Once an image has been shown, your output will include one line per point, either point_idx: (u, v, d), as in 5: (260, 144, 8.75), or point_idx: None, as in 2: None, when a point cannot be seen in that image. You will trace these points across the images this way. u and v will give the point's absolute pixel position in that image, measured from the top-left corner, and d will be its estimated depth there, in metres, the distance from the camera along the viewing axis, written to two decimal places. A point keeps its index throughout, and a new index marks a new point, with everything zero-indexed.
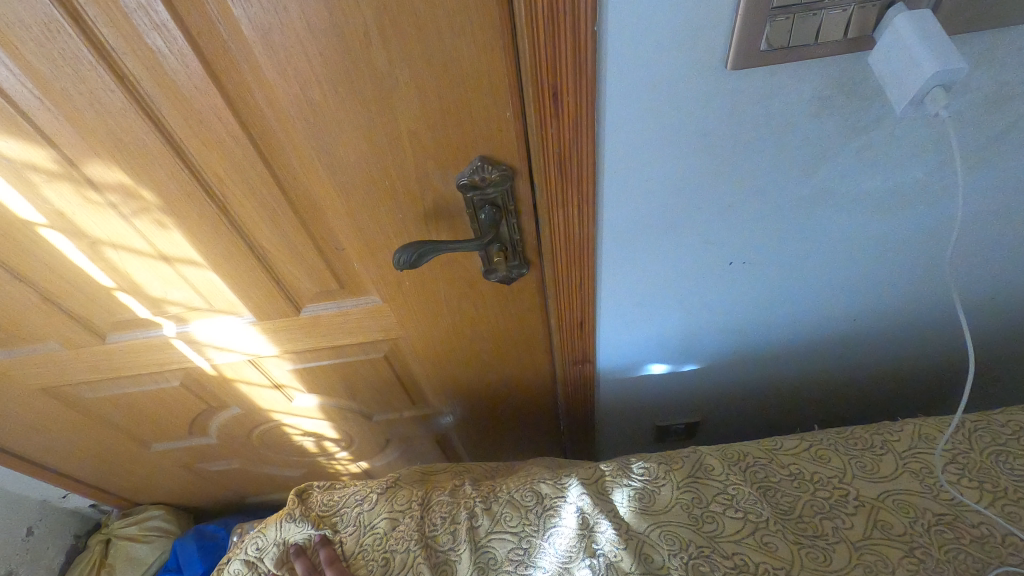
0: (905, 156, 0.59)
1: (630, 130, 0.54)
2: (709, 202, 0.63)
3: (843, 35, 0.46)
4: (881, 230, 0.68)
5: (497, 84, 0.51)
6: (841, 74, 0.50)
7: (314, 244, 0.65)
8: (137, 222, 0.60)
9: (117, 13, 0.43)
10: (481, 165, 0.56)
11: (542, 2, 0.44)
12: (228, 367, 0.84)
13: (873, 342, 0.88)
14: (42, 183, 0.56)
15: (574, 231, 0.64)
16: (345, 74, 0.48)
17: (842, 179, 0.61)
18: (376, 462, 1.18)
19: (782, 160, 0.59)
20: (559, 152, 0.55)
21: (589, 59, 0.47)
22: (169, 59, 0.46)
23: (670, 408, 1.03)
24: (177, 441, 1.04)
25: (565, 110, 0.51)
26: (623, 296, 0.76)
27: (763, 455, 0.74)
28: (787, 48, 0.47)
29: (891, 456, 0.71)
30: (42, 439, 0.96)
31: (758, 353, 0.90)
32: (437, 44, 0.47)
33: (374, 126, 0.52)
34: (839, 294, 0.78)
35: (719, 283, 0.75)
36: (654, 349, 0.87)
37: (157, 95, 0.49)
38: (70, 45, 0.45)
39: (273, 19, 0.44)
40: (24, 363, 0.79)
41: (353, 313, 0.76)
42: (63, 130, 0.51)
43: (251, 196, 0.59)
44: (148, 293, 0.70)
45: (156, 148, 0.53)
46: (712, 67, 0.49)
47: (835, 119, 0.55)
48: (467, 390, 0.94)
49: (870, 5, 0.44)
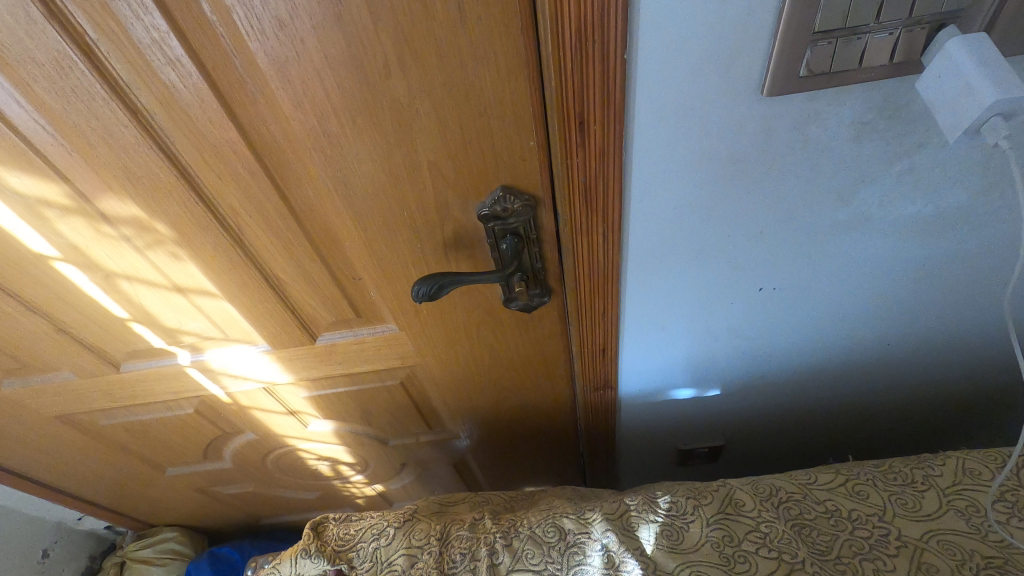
0: (949, 181, 0.55)
1: (658, 156, 0.52)
2: (740, 228, 0.60)
3: (889, 59, 0.44)
4: (921, 256, 0.64)
5: (521, 114, 0.48)
6: (884, 99, 0.48)
7: (331, 274, 0.63)
8: (151, 254, 0.59)
9: (130, 49, 0.42)
10: (503, 196, 0.54)
11: (569, 30, 0.42)
12: (242, 394, 0.83)
13: (909, 368, 0.84)
14: (55, 218, 0.54)
15: (599, 259, 0.62)
16: (363, 105, 0.46)
17: (881, 204, 0.58)
18: (391, 485, 1.16)
19: (819, 187, 0.56)
20: (585, 182, 0.53)
21: (618, 87, 0.45)
22: (183, 94, 0.45)
23: (694, 432, 0.99)
24: (192, 465, 1.03)
25: (592, 140, 0.49)
26: (647, 322, 0.74)
27: (796, 491, 0.71)
28: (828, 73, 0.45)
29: (934, 492, 0.67)
30: (57, 464, 0.96)
31: (788, 379, 0.86)
32: (459, 75, 0.45)
33: (393, 157, 0.51)
34: (875, 319, 0.74)
35: (748, 308, 0.72)
36: (678, 374, 0.84)
37: (172, 130, 0.48)
38: (83, 81, 0.44)
39: (289, 52, 0.42)
40: (39, 392, 0.78)
41: (370, 341, 0.74)
42: (76, 165, 0.50)
43: (266, 229, 0.57)
44: (162, 323, 0.69)
45: (170, 182, 0.52)
46: (747, 94, 0.47)
47: (875, 144, 0.52)
48: (486, 415, 0.92)
49: (919, 27, 0.42)
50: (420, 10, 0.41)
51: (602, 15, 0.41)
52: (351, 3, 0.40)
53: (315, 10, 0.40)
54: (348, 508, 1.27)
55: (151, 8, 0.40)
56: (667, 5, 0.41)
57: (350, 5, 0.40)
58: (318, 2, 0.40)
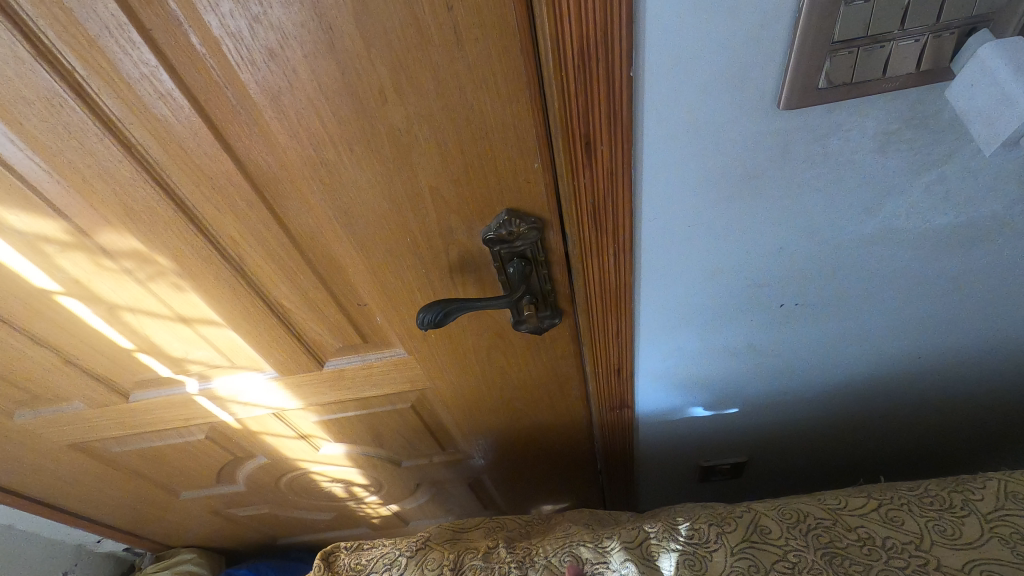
0: (983, 191, 0.52)
1: (669, 173, 0.49)
2: (758, 245, 0.57)
3: (915, 67, 0.41)
4: (953, 269, 0.61)
5: (524, 137, 0.46)
6: (911, 108, 0.45)
7: (335, 301, 0.62)
8: (153, 286, 0.59)
9: (121, 85, 0.41)
10: (508, 219, 0.52)
11: (572, 49, 0.40)
12: (252, 420, 0.82)
13: (943, 382, 0.79)
14: (56, 253, 0.54)
15: (610, 279, 0.59)
16: (360, 133, 0.45)
17: (908, 217, 0.55)
18: (406, 505, 1.14)
19: (842, 201, 0.53)
20: (593, 203, 0.50)
21: (625, 106, 0.43)
22: (177, 127, 0.44)
23: (715, 449, 0.96)
24: (206, 488, 1.02)
25: (600, 160, 0.47)
26: (662, 341, 0.71)
27: (826, 517, 0.68)
28: (850, 84, 0.42)
29: (975, 518, 0.63)
30: (73, 491, 0.95)
31: (814, 395, 0.82)
32: (458, 99, 0.43)
33: (394, 184, 0.49)
34: (904, 334, 0.70)
35: (769, 325, 0.69)
36: (696, 392, 0.81)
37: (167, 164, 0.47)
38: (75, 118, 0.43)
39: (282, 82, 0.41)
40: (50, 422, 0.78)
41: (378, 366, 0.72)
42: (74, 201, 0.49)
43: (268, 258, 0.56)
44: (168, 353, 0.68)
45: (168, 215, 0.51)
46: (763, 108, 0.44)
47: (902, 156, 0.48)
48: (499, 436, 0.90)
49: (947, 33, 0.39)
50: (414, 35, 0.39)
51: (606, 32, 0.38)
52: (344, 31, 0.38)
53: (306, 38, 0.39)
54: (364, 527, 1.26)
55: (139, 43, 0.39)
56: (674, 20, 0.39)
57: (343, 32, 0.39)
58: (309, 31, 0.38)
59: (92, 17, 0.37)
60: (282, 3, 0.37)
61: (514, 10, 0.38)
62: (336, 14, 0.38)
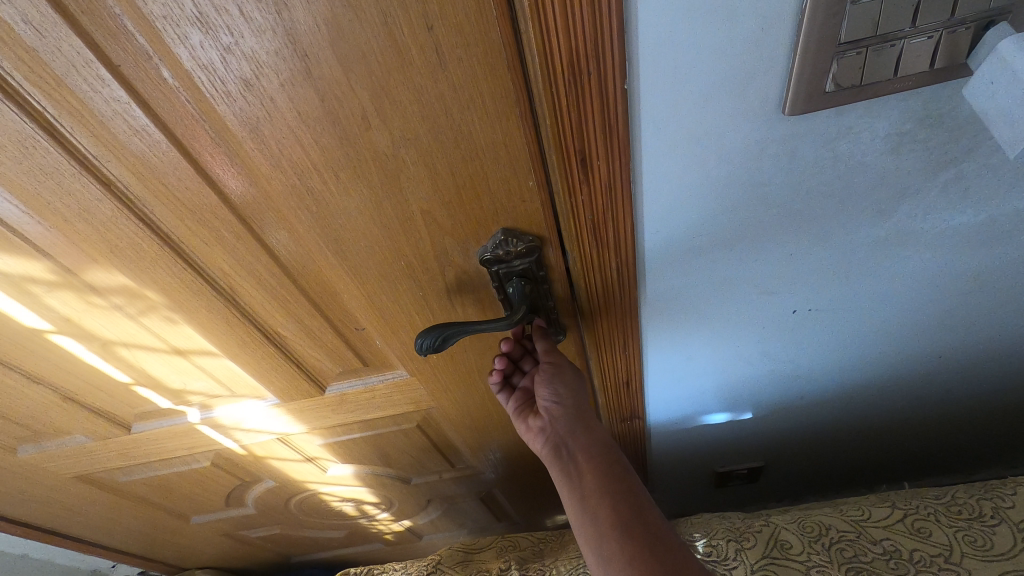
0: (1005, 188, 0.49)
1: (670, 184, 0.47)
2: (768, 253, 0.55)
3: (929, 65, 0.38)
4: (975, 267, 0.58)
5: (517, 155, 0.44)
6: (925, 107, 0.42)
7: (332, 327, 0.60)
8: (145, 320, 0.58)
9: (94, 124, 0.40)
10: (505, 239, 0.49)
11: (562, 63, 0.38)
12: (257, 446, 0.81)
13: (967, 379, 0.76)
14: (45, 293, 0.54)
15: (615, 293, 0.57)
16: (345, 159, 0.43)
17: (926, 218, 0.52)
18: (419, 520, 1.12)
19: (854, 204, 0.50)
20: (593, 219, 0.48)
21: (620, 120, 0.41)
22: (156, 163, 0.42)
23: (731, 455, 0.93)
24: (216, 512, 1.02)
25: (597, 175, 0.45)
26: (671, 353, 0.68)
27: (849, 531, 0.65)
28: (858, 86, 0.39)
29: (1005, 527, 0.60)
30: (84, 521, 0.95)
31: (832, 398, 0.79)
32: (444, 119, 0.41)
33: (384, 208, 0.47)
34: (925, 334, 0.67)
35: (782, 331, 0.66)
36: (709, 401, 0.79)
37: (148, 199, 0.45)
38: (50, 158, 0.42)
39: (259, 112, 0.39)
40: (55, 456, 0.77)
41: (380, 388, 0.70)
42: (57, 241, 0.48)
43: (259, 288, 0.54)
44: (166, 385, 0.68)
45: (154, 250, 0.49)
46: (767, 114, 0.42)
47: (917, 156, 0.46)
48: (509, 452, 0.88)
49: (963, 28, 0.36)
50: (394, 57, 0.37)
51: (596, 44, 0.36)
52: (320, 57, 0.37)
53: (281, 67, 0.37)
54: (378, 542, 1.25)
55: (108, 80, 0.37)
56: (668, 26, 0.36)
57: (318, 58, 0.37)
58: (284, 59, 0.37)
59: (57, 57, 0.36)
60: (253, 32, 0.35)
61: (498, 27, 0.36)
62: (310, 41, 0.36)
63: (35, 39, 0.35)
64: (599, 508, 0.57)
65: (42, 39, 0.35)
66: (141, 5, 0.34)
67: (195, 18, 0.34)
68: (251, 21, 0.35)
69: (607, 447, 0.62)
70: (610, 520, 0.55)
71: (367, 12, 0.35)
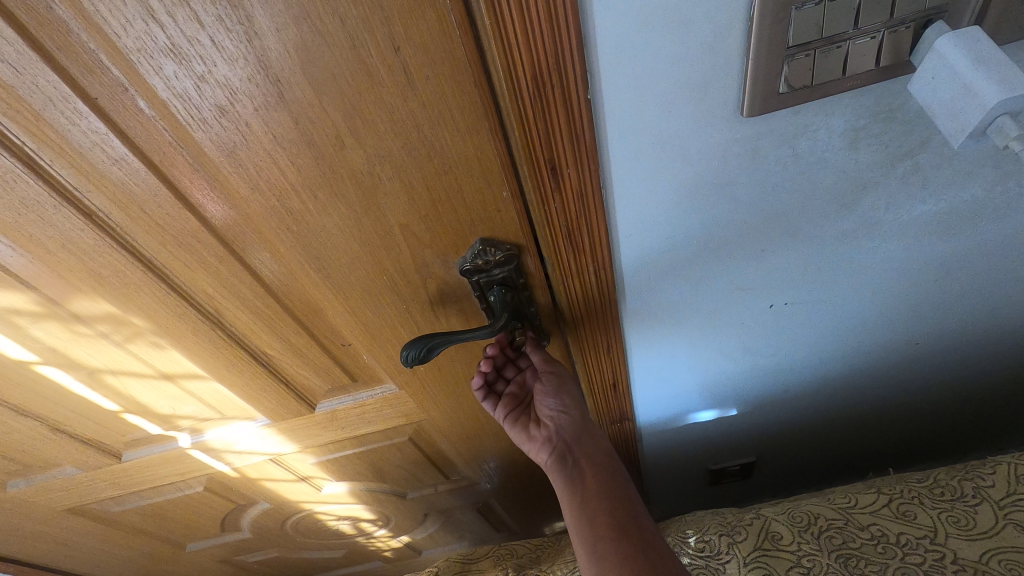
0: (962, 176, 0.51)
1: (641, 188, 0.48)
2: (740, 251, 0.56)
3: (875, 63, 0.40)
4: (941, 254, 0.59)
5: (489, 167, 0.45)
6: (876, 103, 0.44)
7: (318, 344, 0.61)
8: (132, 346, 0.58)
9: (74, 156, 0.41)
10: (483, 249, 0.51)
11: (526, 76, 0.39)
12: (249, 468, 0.81)
13: (944, 365, 0.78)
14: (29, 324, 0.54)
15: (595, 297, 0.58)
16: (323, 178, 0.44)
17: (888, 209, 0.53)
18: (417, 535, 1.12)
19: (818, 199, 0.52)
20: (567, 225, 0.50)
21: (586, 129, 0.42)
22: (137, 190, 0.43)
23: (723, 452, 0.94)
24: (213, 537, 1.01)
25: (568, 182, 0.46)
26: (655, 354, 0.69)
27: (837, 518, 0.66)
28: (810, 86, 0.41)
29: (987, 506, 0.62)
30: (77, 555, 0.94)
31: (816, 389, 0.81)
32: (417, 136, 0.42)
33: (363, 224, 0.48)
34: (900, 321, 0.69)
35: (762, 326, 0.67)
36: (696, 398, 0.80)
37: (129, 226, 0.46)
38: (30, 191, 0.43)
39: (236, 137, 0.40)
40: (45, 489, 0.77)
41: (370, 403, 0.71)
42: (40, 271, 0.49)
43: (244, 309, 0.55)
44: (156, 410, 0.68)
45: (139, 277, 0.50)
46: (726, 117, 0.44)
47: (874, 150, 0.48)
48: (502, 461, 0.88)
49: (904, 27, 0.38)
50: (364, 77, 0.38)
51: (558, 58, 0.38)
52: (293, 81, 0.38)
53: (255, 92, 0.38)
54: (377, 560, 1.24)
55: (85, 112, 0.38)
56: (626, 38, 0.38)
57: (291, 82, 0.38)
58: (257, 84, 0.38)
59: (34, 92, 0.37)
60: (226, 60, 0.36)
61: (463, 45, 0.37)
62: (282, 66, 0.37)
63: (13, 76, 0.36)
64: (598, 512, 0.63)
65: (19, 76, 0.36)
66: (115, 39, 0.35)
67: (168, 49, 0.35)
68: (223, 50, 0.36)
69: (608, 455, 0.67)
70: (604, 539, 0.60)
71: (336, 37, 0.36)
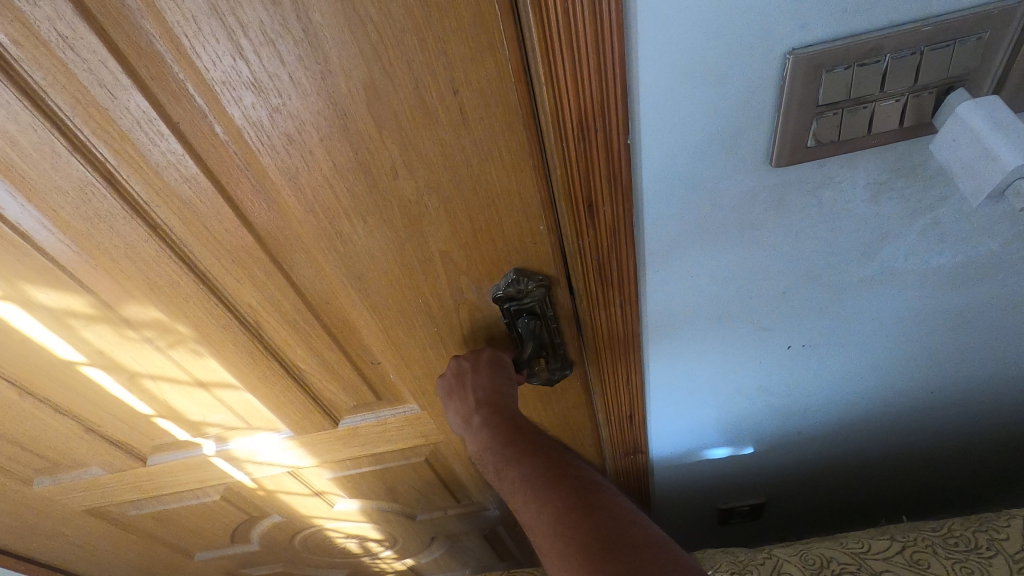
0: (978, 232, 0.53)
1: (670, 225, 0.51)
2: (761, 290, 0.58)
3: (899, 123, 0.43)
4: (957, 305, 0.61)
5: (529, 201, 0.48)
6: (899, 159, 0.46)
7: (349, 360, 0.63)
8: (173, 352, 0.61)
9: (149, 173, 0.44)
10: (517, 278, 0.53)
11: (571, 119, 0.42)
12: (267, 479, 0.82)
13: (958, 415, 0.78)
14: (82, 326, 0.57)
15: (619, 330, 0.60)
16: (373, 205, 0.47)
17: (906, 259, 0.55)
18: (421, 559, 1.12)
19: (840, 246, 0.54)
20: (598, 259, 0.52)
21: (623, 170, 0.45)
22: (201, 207, 0.46)
23: (733, 490, 0.94)
24: (221, 548, 1.02)
25: (602, 219, 0.49)
26: (672, 387, 0.70)
27: (851, 562, 0.66)
28: (836, 142, 0.44)
29: (1002, 558, 0.62)
30: (88, 558, 0.95)
31: (830, 432, 0.81)
32: (465, 169, 0.45)
33: (404, 249, 0.51)
34: (916, 368, 0.70)
35: (779, 366, 0.68)
36: (711, 435, 0.80)
37: (189, 240, 0.49)
38: (105, 203, 0.46)
39: (299, 163, 0.44)
40: (68, 488, 0.78)
41: (391, 422, 0.73)
42: (101, 277, 0.52)
43: (283, 323, 0.58)
44: (187, 417, 0.70)
45: (190, 287, 0.53)
46: (755, 165, 0.46)
47: (896, 203, 0.50)
48: None
49: (927, 92, 0.41)
50: (422, 115, 0.41)
51: (602, 105, 0.41)
52: (356, 114, 0.41)
53: (321, 124, 0.41)
54: None
55: (166, 134, 0.41)
56: (666, 88, 0.41)
57: (355, 115, 0.41)
58: (325, 117, 0.41)
59: (124, 115, 0.40)
60: (299, 94, 0.40)
61: (516, 90, 0.41)
62: (349, 101, 0.40)
63: (108, 99, 0.39)
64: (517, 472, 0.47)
65: (113, 100, 0.39)
66: (203, 71, 0.38)
67: (250, 83, 0.39)
68: (299, 85, 0.39)
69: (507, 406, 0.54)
70: (568, 561, 0.37)
71: (402, 79, 0.39)
